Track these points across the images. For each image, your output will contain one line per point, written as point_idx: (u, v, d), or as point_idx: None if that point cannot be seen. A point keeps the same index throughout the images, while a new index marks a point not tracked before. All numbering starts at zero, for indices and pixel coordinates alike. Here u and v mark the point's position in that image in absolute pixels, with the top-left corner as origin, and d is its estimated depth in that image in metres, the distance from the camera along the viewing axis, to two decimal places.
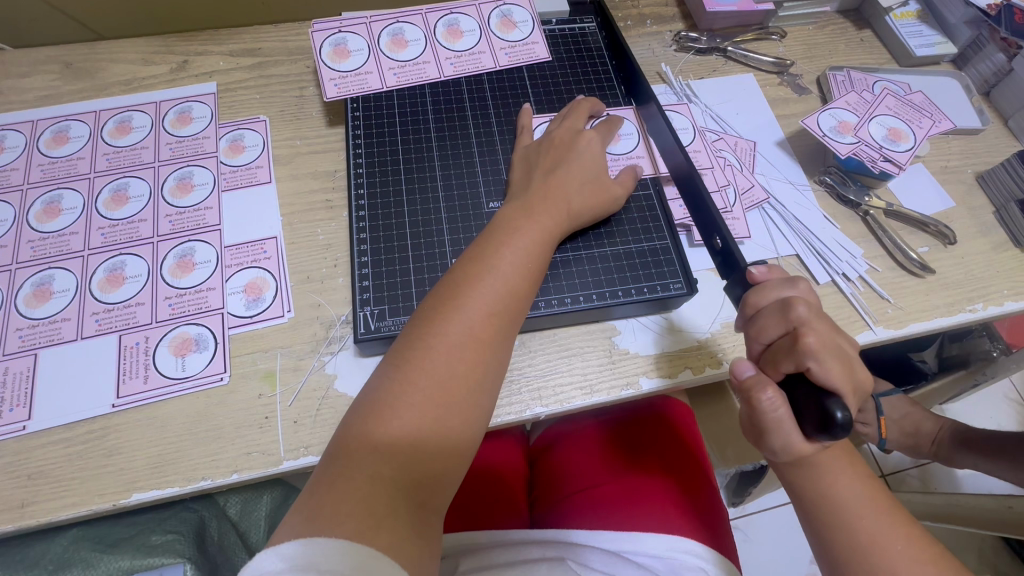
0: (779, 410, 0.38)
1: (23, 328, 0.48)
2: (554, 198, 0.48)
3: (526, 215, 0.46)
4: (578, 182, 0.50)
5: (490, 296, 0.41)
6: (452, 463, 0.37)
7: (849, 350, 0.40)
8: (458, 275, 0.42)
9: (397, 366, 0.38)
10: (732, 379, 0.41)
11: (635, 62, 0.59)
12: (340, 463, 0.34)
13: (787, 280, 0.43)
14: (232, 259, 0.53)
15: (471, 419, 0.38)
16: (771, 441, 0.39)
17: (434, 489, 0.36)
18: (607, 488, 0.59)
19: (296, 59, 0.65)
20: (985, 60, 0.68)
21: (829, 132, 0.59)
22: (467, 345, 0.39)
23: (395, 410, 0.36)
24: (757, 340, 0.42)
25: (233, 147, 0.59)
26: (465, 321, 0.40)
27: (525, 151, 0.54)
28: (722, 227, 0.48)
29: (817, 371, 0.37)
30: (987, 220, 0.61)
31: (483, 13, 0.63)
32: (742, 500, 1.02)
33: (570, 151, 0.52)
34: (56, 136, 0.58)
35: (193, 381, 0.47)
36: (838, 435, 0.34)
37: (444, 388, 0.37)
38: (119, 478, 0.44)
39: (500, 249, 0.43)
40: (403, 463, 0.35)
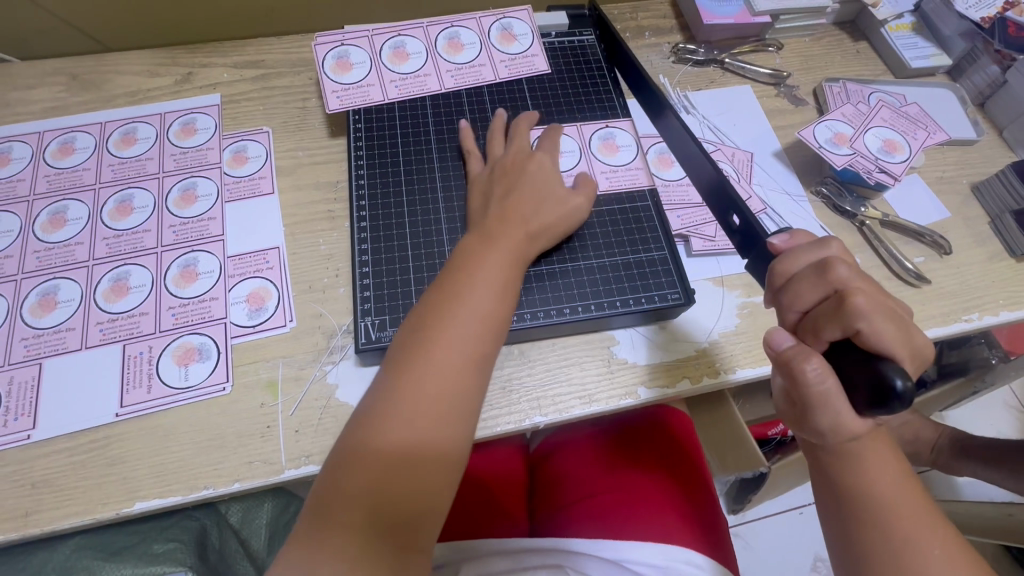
0: (826, 382, 0.35)
1: (27, 338, 0.49)
2: (511, 221, 0.48)
3: (492, 239, 0.47)
4: (532, 204, 0.50)
5: (466, 323, 0.41)
6: (442, 485, 0.38)
7: (901, 314, 0.38)
8: (433, 300, 0.43)
9: (380, 397, 0.39)
10: (767, 350, 0.38)
11: (636, 61, 0.58)
12: (328, 495, 0.36)
13: (816, 242, 0.41)
14: (235, 270, 0.53)
15: (457, 445, 0.39)
16: (818, 420, 0.37)
17: (421, 517, 0.36)
18: (606, 497, 0.59)
19: (299, 71, 0.66)
20: (979, 72, 0.69)
21: (825, 143, 0.60)
22: (447, 373, 0.39)
23: (379, 442, 0.37)
24: (792, 309, 0.40)
25: (237, 158, 0.60)
26: (440, 345, 0.40)
27: (478, 180, 0.53)
28: (739, 201, 0.46)
29: (869, 333, 0.36)
30: (982, 230, 0.62)
31: (484, 26, 0.64)
32: (741, 507, 1.02)
33: (523, 175, 0.52)
34: (62, 147, 0.59)
35: (196, 391, 0.48)
36: (895, 408, 0.32)
37: (427, 418, 0.38)
38: (122, 487, 0.44)
39: (473, 276, 0.44)
40: (386, 491, 0.36)
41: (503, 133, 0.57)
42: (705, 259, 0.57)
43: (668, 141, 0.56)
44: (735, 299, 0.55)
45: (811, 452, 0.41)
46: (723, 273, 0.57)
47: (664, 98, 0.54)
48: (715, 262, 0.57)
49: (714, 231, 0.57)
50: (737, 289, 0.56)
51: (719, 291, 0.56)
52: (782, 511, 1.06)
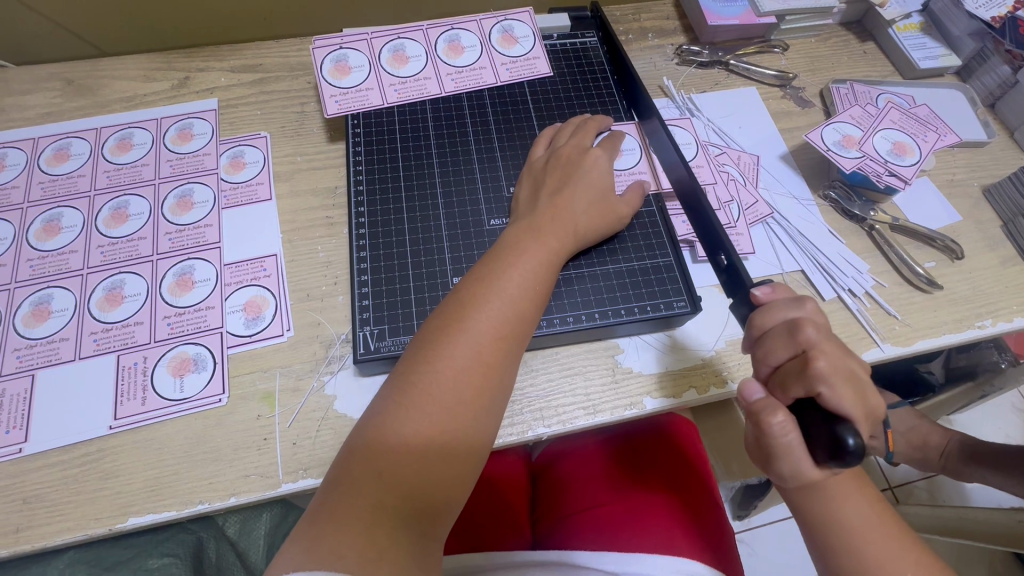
0: (787, 435, 0.36)
1: (20, 349, 0.48)
2: (560, 218, 0.48)
3: (534, 236, 0.46)
4: (584, 201, 0.49)
5: (498, 317, 0.40)
6: (457, 488, 0.37)
7: (860, 375, 0.39)
8: (465, 293, 0.41)
9: (401, 386, 0.37)
10: (741, 401, 0.40)
11: (633, 70, 0.59)
12: (343, 488, 0.34)
13: (793, 300, 0.41)
14: (232, 278, 0.52)
15: (474, 445, 0.37)
16: (781, 467, 0.38)
17: (435, 517, 0.35)
18: (612, 508, 0.58)
19: (298, 74, 0.65)
20: (990, 73, 0.68)
21: (833, 146, 0.59)
22: (473, 369, 0.38)
23: (399, 432, 0.36)
24: (765, 363, 0.40)
25: (234, 163, 0.59)
26: (472, 342, 0.39)
27: (532, 169, 0.53)
28: (727, 244, 0.46)
29: (830, 397, 0.36)
30: (994, 234, 0.60)
31: (484, 29, 0.63)
32: (747, 514, 1.00)
33: (577, 169, 0.51)
34: (57, 154, 0.58)
35: (191, 403, 0.47)
36: (850, 463, 0.33)
37: (448, 412, 0.37)
38: (114, 502, 0.43)
39: (506, 270, 0.43)
40: (406, 489, 0.34)
41: (569, 127, 0.56)
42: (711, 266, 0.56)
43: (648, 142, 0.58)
44: None
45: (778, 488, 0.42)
46: None
47: (652, 104, 0.56)
48: None
49: None
50: None
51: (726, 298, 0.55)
52: (788, 517, 1.04)
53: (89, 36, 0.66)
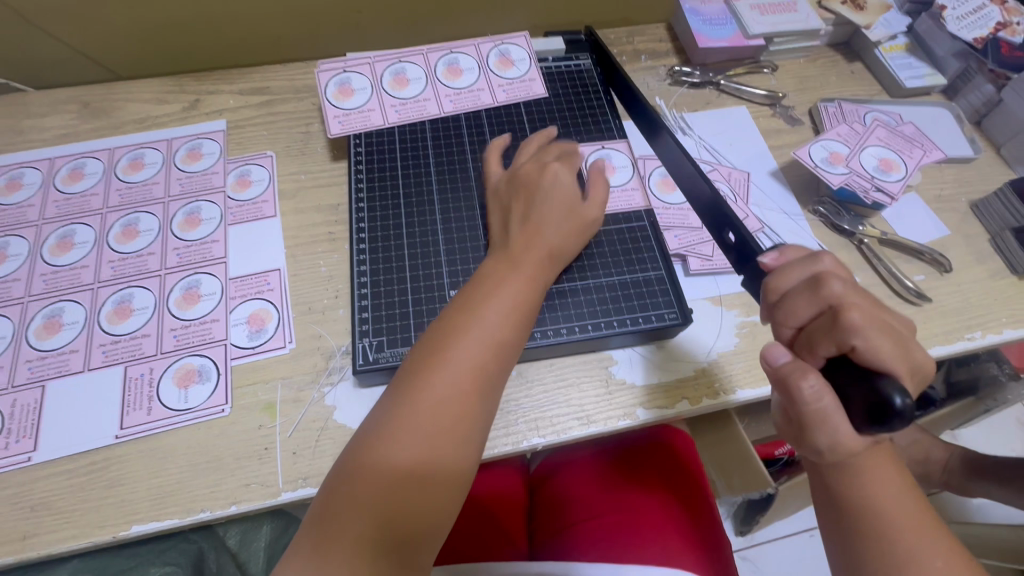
0: (823, 400, 0.33)
1: (32, 360, 0.50)
2: (534, 243, 0.48)
3: (511, 264, 0.47)
4: (554, 220, 0.50)
5: (480, 347, 0.41)
6: (440, 518, 0.38)
7: (898, 328, 0.37)
8: (446, 325, 0.43)
9: (388, 412, 0.39)
10: (763, 366, 0.36)
11: (634, 87, 0.60)
12: (326, 522, 0.35)
13: (809, 257, 0.39)
14: (236, 291, 0.54)
15: (456, 476, 0.38)
16: (816, 437, 0.35)
17: (418, 546, 0.36)
18: (609, 520, 0.58)
19: (303, 96, 0.68)
20: (975, 91, 0.70)
21: (821, 163, 0.60)
22: (452, 401, 0.39)
23: (379, 465, 0.37)
24: (788, 325, 0.38)
25: (240, 181, 0.61)
26: (451, 373, 0.40)
27: (497, 194, 0.54)
28: (735, 221, 0.46)
29: (865, 350, 0.34)
30: (983, 248, 0.62)
31: (483, 52, 0.66)
32: (749, 529, 1.00)
33: (538, 188, 0.51)
34: (72, 173, 0.60)
35: (195, 413, 0.48)
36: (894, 426, 0.31)
37: (432, 439, 0.38)
38: (119, 510, 0.44)
39: (487, 301, 0.44)
40: (386, 522, 0.35)
41: (533, 146, 0.57)
42: (703, 279, 0.57)
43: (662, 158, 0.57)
44: (733, 318, 0.55)
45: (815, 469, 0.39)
46: (721, 292, 0.57)
47: (659, 119, 0.55)
48: (713, 282, 0.57)
49: (711, 251, 0.57)
50: (735, 309, 0.56)
51: (718, 310, 0.56)
52: (791, 533, 1.04)
53: (99, 55, 0.69)
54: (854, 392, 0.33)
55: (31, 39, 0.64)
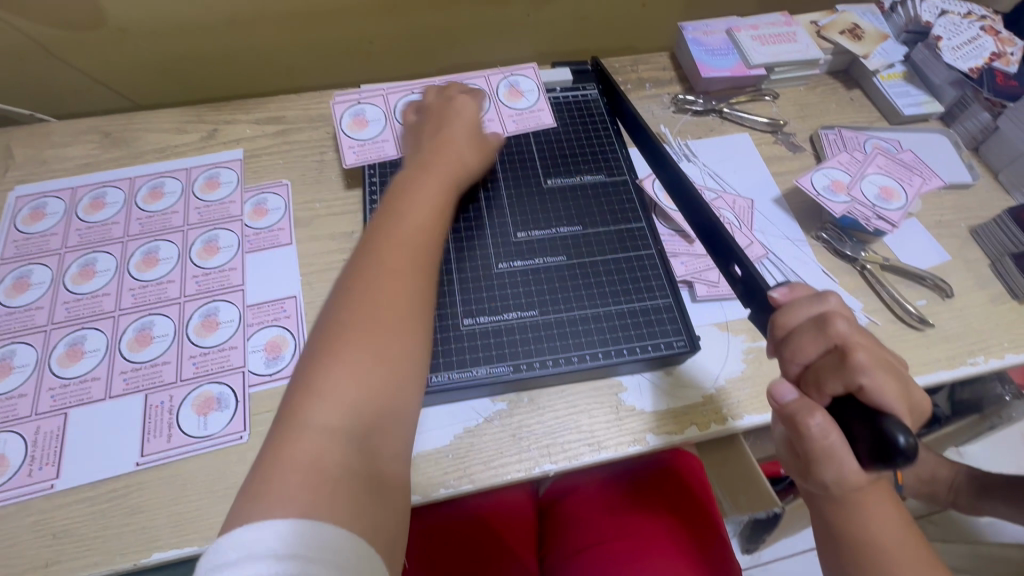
0: (830, 437, 0.34)
1: (54, 388, 0.51)
2: (444, 157, 0.55)
3: (421, 171, 0.53)
4: (458, 132, 0.58)
5: (396, 256, 0.44)
6: (396, 400, 0.39)
7: (898, 368, 0.38)
8: (373, 235, 0.46)
9: (314, 355, 0.39)
10: (771, 402, 0.37)
11: (640, 118, 0.61)
12: (282, 438, 0.36)
13: (816, 295, 0.40)
14: (254, 318, 0.55)
15: (400, 362, 0.40)
16: (823, 473, 0.36)
17: (380, 430, 0.38)
18: (617, 544, 0.60)
19: (317, 125, 0.70)
20: (971, 118, 0.71)
21: (823, 191, 0.62)
22: (384, 296, 0.42)
23: (323, 374, 0.38)
24: (794, 361, 0.39)
25: (257, 210, 0.62)
26: (374, 272, 0.43)
27: (411, 128, 0.60)
28: (741, 255, 0.47)
29: (871, 389, 0.35)
30: (984, 273, 0.63)
31: (492, 83, 0.68)
32: (755, 547, 1.00)
33: (450, 119, 0.59)
34: (94, 203, 0.62)
35: (214, 440, 0.49)
36: (899, 464, 0.31)
37: (381, 347, 0.40)
38: (140, 537, 0.45)
39: (399, 212, 0.48)
40: (344, 417, 0.37)
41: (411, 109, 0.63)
42: (710, 305, 0.59)
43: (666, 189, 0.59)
44: (740, 343, 0.56)
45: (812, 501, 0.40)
46: (728, 318, 0.58)
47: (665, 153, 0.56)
48: (719, 307, 0.58)
49: (717, 277, 0.59)
50: (741, 334, 0.57)
51: (724, 335, 0.57)
52: (798, 552, 1.04)
53: (120, 85, 0.71)
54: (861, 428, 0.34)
55: (55, 72, 0.66)
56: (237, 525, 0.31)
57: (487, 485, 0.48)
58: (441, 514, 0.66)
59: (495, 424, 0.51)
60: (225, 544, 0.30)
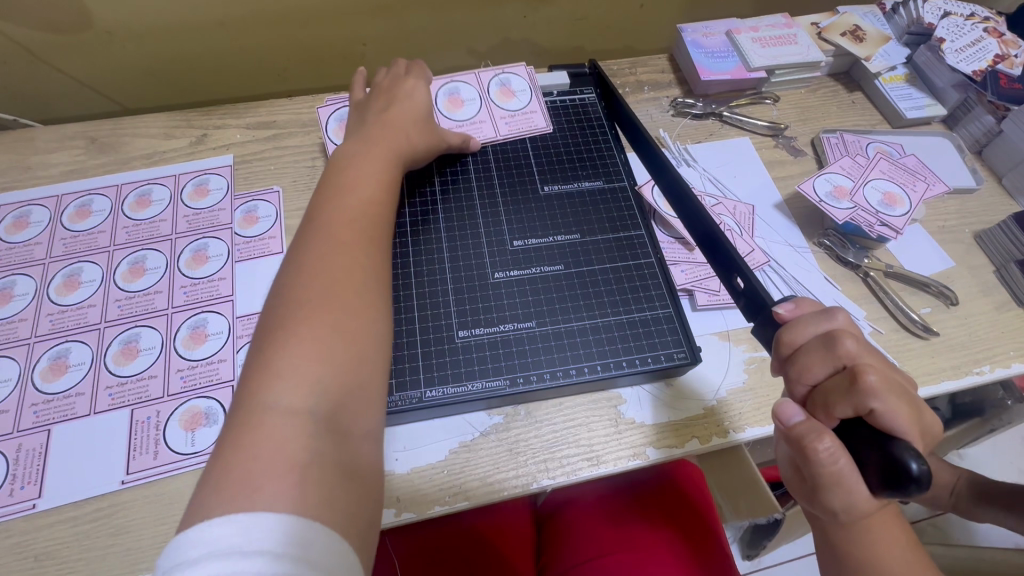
0: (839, 462, 0.33)
1: (37, 404, 0.49)
2: (391, 132, 0.53)
3: (367, 145, 0.50)
4: (409, 114, 0.56)
5: (346, 228, 0.42)
6: (366, 373, 0.37)
7: (909, 389, 0.37)
8: (315, 212, 0.44)
9: (269, 333, 0.36)
10: (776, 423, 0.37)
11: (638, 123, 0.60)
12: (244, 423, 0.32)
13: (822, 312, 0.39)
14: (244, 330, 0.54)
15: (363, 335, 0.38)
16: (830, 498, 0.35)
17: (352, 406, 0.35)
18: (617, 558, 0.58)
19: (309, 131, 0.68)
20: (975, 121, 0.70)
21: (825, 197, 0.61)
22: (336, 269, 0.39)
23: (281, 352, 0.35)
24: (801, 381, 0.38)
25: (247, 218, 0.61)
26: (325, 246, 0.41)
27: (358, 104, 0.58)
28: (744, 267, 0.46)
29: (881, 412, 0.34)
30: (988, 279, 0.62)
31: (483, 83, 0.67)
32: (756, 554, 0.99)
33: (398, 95, 0.57)
34: (79, 211, 0.60)
35: (203, 457, 0.48)
36: (911, 492, 0.30)
37: (341, 319, 0.37)
38: (125, 559, 0.44)
39: (347, 185, 0.46)
40: (309, 392, 0.34)
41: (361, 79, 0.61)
42: (710, 314, 0.57)
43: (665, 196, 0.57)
44: (741, 354, 0.55)
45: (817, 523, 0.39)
46: (729, 327, 0.57)
47: (665, 158, 0.55)
48: (720, 316, 0.57)
49: (718, 286, 0.58)
50: (743, 344, 0.56)
51: (725, 346, 0.56)
52: (798, 558, 1.03)
53: (107, 90, 0.69)
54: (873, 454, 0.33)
55: (39, 75, 0.65)
56: (195, 524, 0.28)
57: (483, 501, 0.47)
58: (435, 530, 0.64)
59: (491, 438, 0.50)
60: (184, 542, 0.27)
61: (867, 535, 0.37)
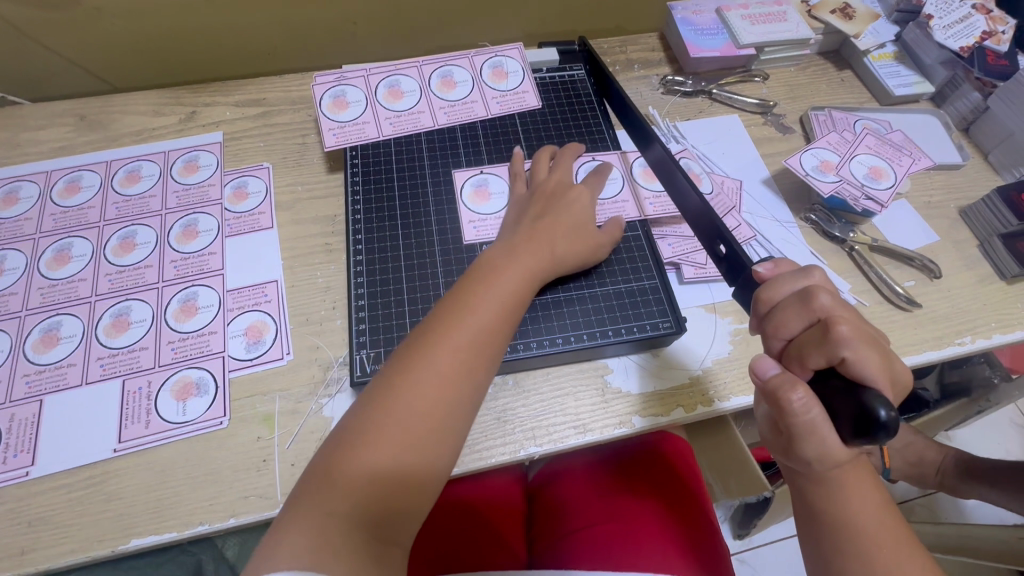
0: (812, 412, 0.34)
1: (29, 374, 0.50)
2: (540, 241, 0.50)
3: (511, 255, 0.48)
4: (566, 228, 0.52)
5: (465, 343, 0.41)
6: (418, 496, 0.37)
7: (882, 342, 0.38)
8: (441, 312, 0.43)
9: (366, 418, 0.38)
10: (753, 378, 0.37)
11: (626, 97, 0.60)
12: (307, 498, 0.35)
13: (799, 271, 0.40)
14: (234, 303, 0.54)
15: (435, 459, 0.38)
16: (805, 449, 0.35)
17: (394, 524, 0.36)
18: (605, 527, 0.59)
19: (299, 108, 0.68)
20: (962, 98, 0.70)
21: (811, 171, 0.61)
22: (438, 385, 0.39)
23: (363, 448, 0.36)
24: (778, 336, 0.39)
25: (237, 193, 0.61)
26: (443, 356, 0.40)
27: (517, 200, 0.56)
28: (726, 233, 0.47)
29: (853, 361, 0.35)
30: (972, 254, 0.63)
31: (476, 65, 0.67)
32: (746, 533, 1.00)
33: (561, 201, 0.54)
34: (69, 186, 0.60)
35: (194, 425, 0.48)
36: (880, 438, 0.31)
37: (420, 438, 0.38)
38: (118, 523, 0.44)
39: (480, 290, 0.44)
40: (366, 498, 0.35)
41: (546, 156, 0.59)
42: (697, 287, 0.58)
43: (653, 168, 0.58)
44: (727, 326, 0.56)
45: (794, 478, 0.40)
46: (715, 300, 0.57)
47: (651, 130, 0.56)
48: (707, 289, 0.58)
49: (704, 259, 0.58)
50: (729, 316, 0.57)
51: (711, 317, 0.56)
52: (788, 536, 1.04)
53: (94, 68, 0.69)
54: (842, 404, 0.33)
55: (26, 52, 0.64)
56: None
57: (471, 469, 0.48)
58: None
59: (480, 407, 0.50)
60: None
61: (839, 489, 0.38)
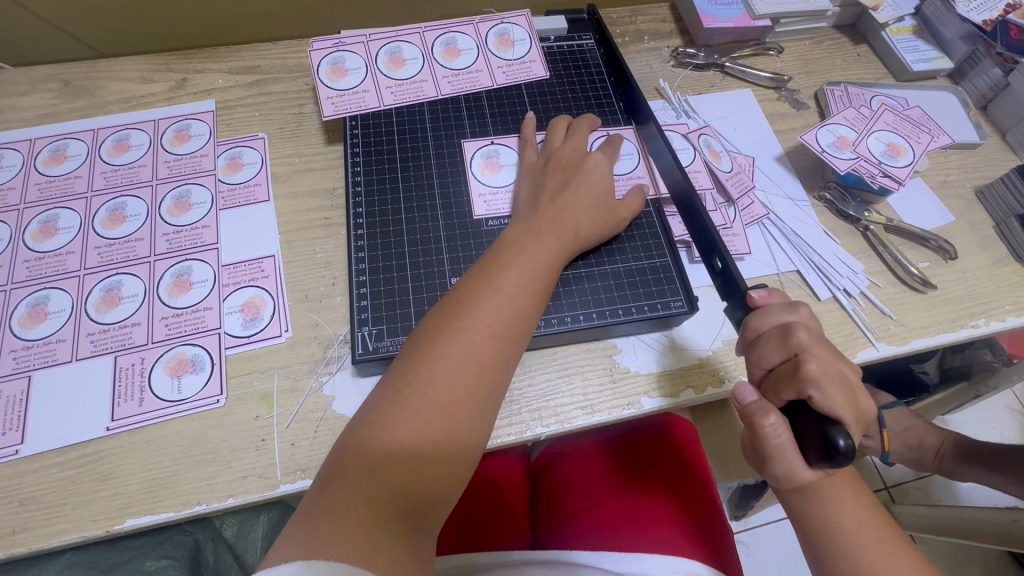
0: (780, 437, 0.36)
1: (16, 350, 0.48)
2: (562, 219, 0.48)
3: (534, 235, 0.46)
4: (585, 201, 0.50)
5: (493, 324, 0.40)
6: (449, 479, 0.36)
7: (851, 379, 0.39)
8: (465, 291, 0.41)
9: (394, 399, 0.36)
10: (733, 401, 0.39)
11: (630, 77, 0.60)
12: (336, 481, 0.33)
13: (786, 304, 0.40)
14: (230, 278, 0.52)
15: (465, 446, 0.37)
16: (773, 467, 0.38)
17: (425, 510, 0.35)
18: (608, 509, 0.58)
19: (295, 76, 0.65)
20: (982, 75, 0.68)
21: (828, 147, 0.59)
22: (467, 367, 0.38)
23: (391, 432, 0.35)
24: (758, 365, 0.40)
25: (232, 164, 0.59)
26: (469, 337, 0.39)
27: (531, 170, 0.54)
28: (722, 248, 0.47)
29: (819, 400, 0.36)
30: (987, 235, 0.61)
31: (481, 32, 0.64)
32: (744, 514, 1.01)
33: (578, 172, 0.52)
34: (54, 155, 0.58)
35: (189, 404, 0.47)
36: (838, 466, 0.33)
37: (450, 420, 0.36)
38: (112, 503, 0.43)
39: (505, 269, 0.43)
40: (399, 483, 0.34)
41: (562, 126, 0.57)
42: None
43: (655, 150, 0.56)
44: None
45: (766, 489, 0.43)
46: None
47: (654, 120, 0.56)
48: None
49: None
50: None
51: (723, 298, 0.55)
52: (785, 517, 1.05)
53: (80, 33, 0.66)
54: (807, 432, 0.35)
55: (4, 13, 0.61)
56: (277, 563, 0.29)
57: None
58: None
59: None
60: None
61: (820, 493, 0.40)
